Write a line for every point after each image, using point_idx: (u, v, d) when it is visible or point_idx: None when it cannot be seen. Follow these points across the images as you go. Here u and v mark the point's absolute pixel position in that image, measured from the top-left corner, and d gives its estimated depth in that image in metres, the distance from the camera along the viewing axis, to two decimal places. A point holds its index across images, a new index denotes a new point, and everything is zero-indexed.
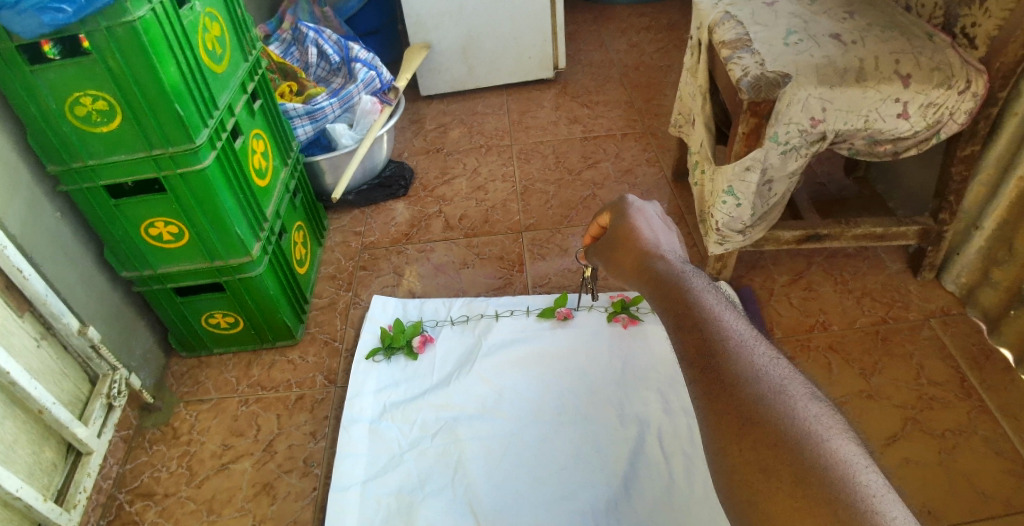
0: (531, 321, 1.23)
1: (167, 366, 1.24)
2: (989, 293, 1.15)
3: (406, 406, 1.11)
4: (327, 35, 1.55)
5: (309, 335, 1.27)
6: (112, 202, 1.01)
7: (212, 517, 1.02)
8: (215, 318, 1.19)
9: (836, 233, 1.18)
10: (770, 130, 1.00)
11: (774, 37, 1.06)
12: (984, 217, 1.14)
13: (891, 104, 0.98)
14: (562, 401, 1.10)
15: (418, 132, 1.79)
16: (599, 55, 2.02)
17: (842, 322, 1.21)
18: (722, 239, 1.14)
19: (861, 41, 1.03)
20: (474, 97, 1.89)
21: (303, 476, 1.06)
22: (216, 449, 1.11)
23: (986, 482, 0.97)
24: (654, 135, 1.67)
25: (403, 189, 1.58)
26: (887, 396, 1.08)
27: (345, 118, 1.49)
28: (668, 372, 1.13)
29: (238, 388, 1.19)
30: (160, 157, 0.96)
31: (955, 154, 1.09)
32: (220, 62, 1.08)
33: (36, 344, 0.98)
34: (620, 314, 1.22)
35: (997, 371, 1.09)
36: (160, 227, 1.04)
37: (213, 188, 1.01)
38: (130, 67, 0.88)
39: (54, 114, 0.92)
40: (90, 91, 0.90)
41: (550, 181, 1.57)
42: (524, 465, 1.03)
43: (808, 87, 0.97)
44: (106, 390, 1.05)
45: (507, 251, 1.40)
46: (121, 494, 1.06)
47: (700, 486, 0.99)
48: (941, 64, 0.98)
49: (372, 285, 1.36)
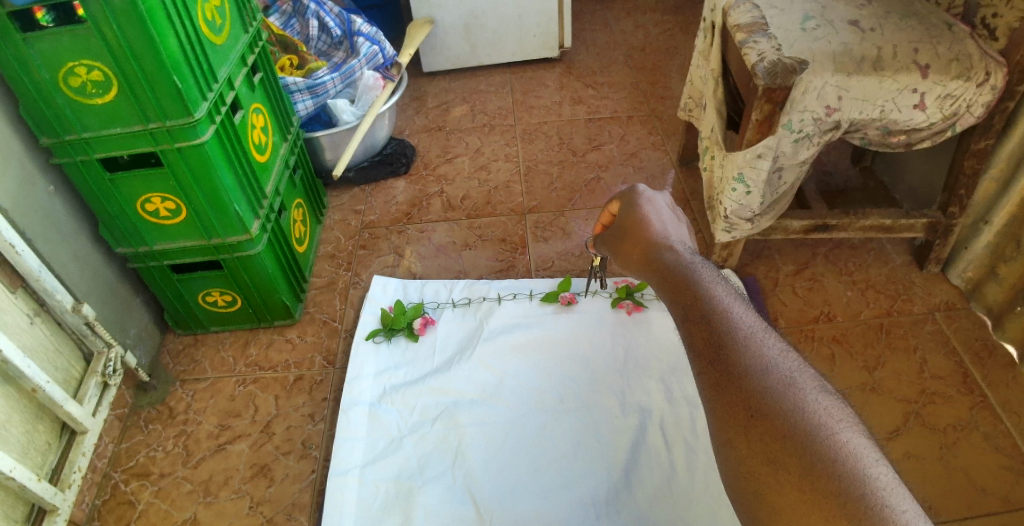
0: (533, 306, 1.22)
1: (162, 343, 1.22)
2: (994, 289, 1.14)
3: (406, 390, 1.10)
4: (328, 7, 1.51)
5: (308, 315, 1.25)
6: (107, 177, 0.98)
7: (209, 499, 1.01)
8: (212, 296, 1.17)
9: (844, 224, 1.17)
10: (785, 117, 0.98)
11: (791, 22, 1.03)
12: (992, 212, 1.13)
13: (908, 95, 0.96)
14: (563, 387, 1.09)
15: (419, 110, 1.75)
16: (604, 35, 1.98)
17: (846, 313, 1.20)
18: (729, 228, 1.12)
19: (879, 29, 1.00)
20: (476, 75, 1.85)
21: (300, 458, 1.05)
22: (212, 430, 1.09)
23: (984, 477, 0.97)
24: (660, 118, 1.65)
25: (405, 166, 1.55)
26: (889, 390, 1.08)
27: (347, 93, 1.46)
28: (669, 360, 1.12)
29: (235, 368, 1.17)
30: (157, 132, 0.93)
31: (969, 147, 1.07)
32: (220, 33, 1.04)
33: (29, 321, 0.96)
34: (625, 301, 1.20)
35: (1000, 366, 1.09)
36: (157, 203, 1.02)
37: (211, 165, 0.98)
38: (126, 36, 0.85)
39: (47, 85, 0.88)
40: (84, 61, 0.86)
41: (553, 163, 1.55)
42: (523, 450, 1.03)
43: (824, 75, 0.95)
44: (101, 369, 1.04)
45: (509, 234, 1.38)
46: (116, 474, 1.05)
47: (700, 475, 0.98)
48: (960, 56, 0.96)
49: (372, 266, 1.34)
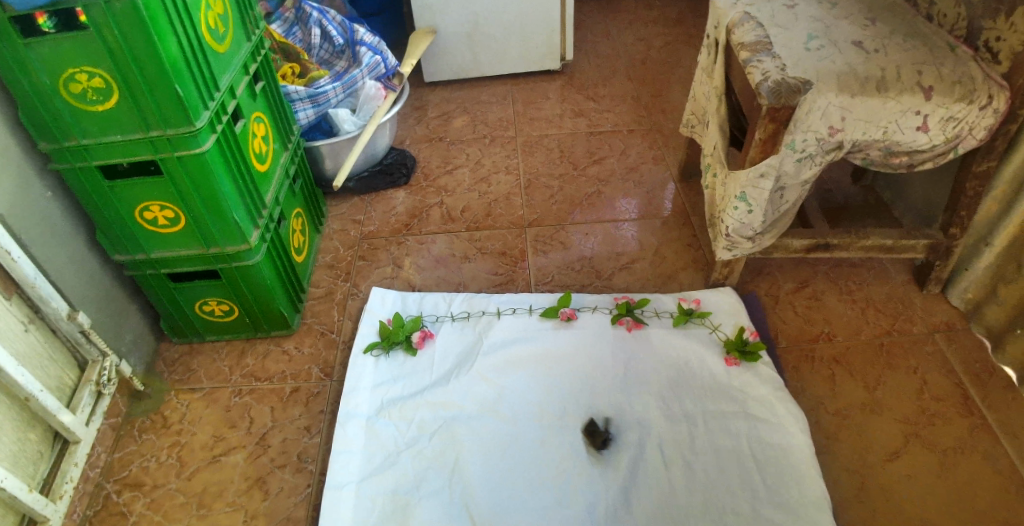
0: (532, 320, 1.21)
1: (158, 352, 1.20)
2: (994, 310, 1.14)
3: (403, 402, 1.09)
4: (331, 16, 1.51)
5: (305, 325, 1.24)
6: (106, 184, 0.97)
7: (202, 512, 1.00)
8: (209, 306, 1.16)
9: (845, 243, 1.17)
10: (788, 137, 0.98)
11: (795, 42, 1.03)
12: (993, 233, 1.13)
13: (911, 117, 0.96)
14: (562, 402, 1.09)
15: (420, 119, 1.75)
16: (606, 48, 1.98)
17: (846, 332, 1.20)
18: (730, 245, 1.12)
19: (883, 50, 1.00)
20: (478, 86, 1.85)
21: (296, 471, 1.04)
22: (206, 440, 1.08)
23: (984, 501, 0.96)
24: (661, 133, 1.65)
25: (405, 177, 1.55)
26: (889, 410, 1.08)
27: (348, 102, 1.45)
28: (669, 377, 1.12)
29: (231, 378, 1.16)
30: (157, 139, 0.93)
31: (971, 168, 1.08)
32: (223, 41, 1.04)
33: (24, 328, 0.95)
34: (625, 317, 1.20)
35: (999, 388, 1.09)
36: (156, 212, 1.01)
37: (211, 173, 0.97)
38: (129, 43, 0.85)
39: (47, 90, 0.87)
40: (85, 67, 0.86)
41: (554, 176, 1.54)
42: (520, 466, 1.02)
43: (829, 95, 0.95)
44: (95, 377, 1.03)
45: (509, 246, 1.38)
46: (108, 484, 1.04)
47: (699, 494, 0.98)
48: (964, 78, 0.96)
49: (370, 276, 1.33)
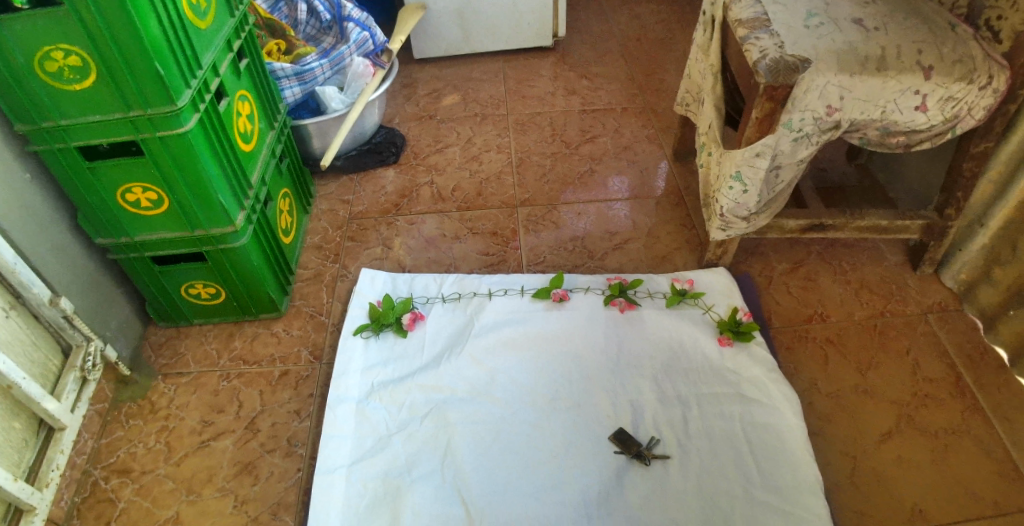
0: (524, 302, 1.20)
1: (144, 335, 1.19)
2: (987, 292, 1.14)
3: (394, 386, 1.08)
4: None
5: (294, 308, 1.22)
6: (86, 166, 0.94)
7: (192, 497, 0.99)
8: (195, 289, 1.13)
9: (840, 224, 1.16)
10: (785, 116, 0.96)
11: (794, 19, 1.01)
12: (988, 215, 1.12)
13: (910, 96, 0.94)
14: (555, 385, 1.08)
15: (409, 97, 1.72)
16: (599, 24, 1.95)
17: (839, 313, 1.19)
18: (724, 225, 1.11)
19: (883, 29, 0.98)
20: (469, 63, 1.82)
21: (286, 456, 1.03)
22: (195, 425, 1.07)
23: (975, 481, 0.97)
24: (654, 111, 1.62)
25: (395, 155, 1.52)
26: (881, 391, 1.08)
27: (336, 80, 1.42)
28: (662, 359, 1.11)
29: (219, 362, 1.15)
30: (138, 120, 0.90)
31: (968, 149, 1.06)
32: (205, 17, 1.00)
33: (3, 315, 0.92)
34: (617, 298, 1.18)
35: (991, 369, 1.09)
36: (138, 194, 0.98)
37: (194, 154, 0.94)
38: (106, 20, 0.81)
39: (21, 69, 0.84)
40: (61, 45, 0.82)
41: (546, 155, 1.52)
42: (512, 449, 1.01)
43: (827, 74, 0.93)
44: (80, 363, 1.01)
45: (501, 227, 1.36)
46: (95, 470, 1.02)
47: (692, 477, 0.98)
48: (964, 57, 0.94)
49: (359, 258, 1.31)
